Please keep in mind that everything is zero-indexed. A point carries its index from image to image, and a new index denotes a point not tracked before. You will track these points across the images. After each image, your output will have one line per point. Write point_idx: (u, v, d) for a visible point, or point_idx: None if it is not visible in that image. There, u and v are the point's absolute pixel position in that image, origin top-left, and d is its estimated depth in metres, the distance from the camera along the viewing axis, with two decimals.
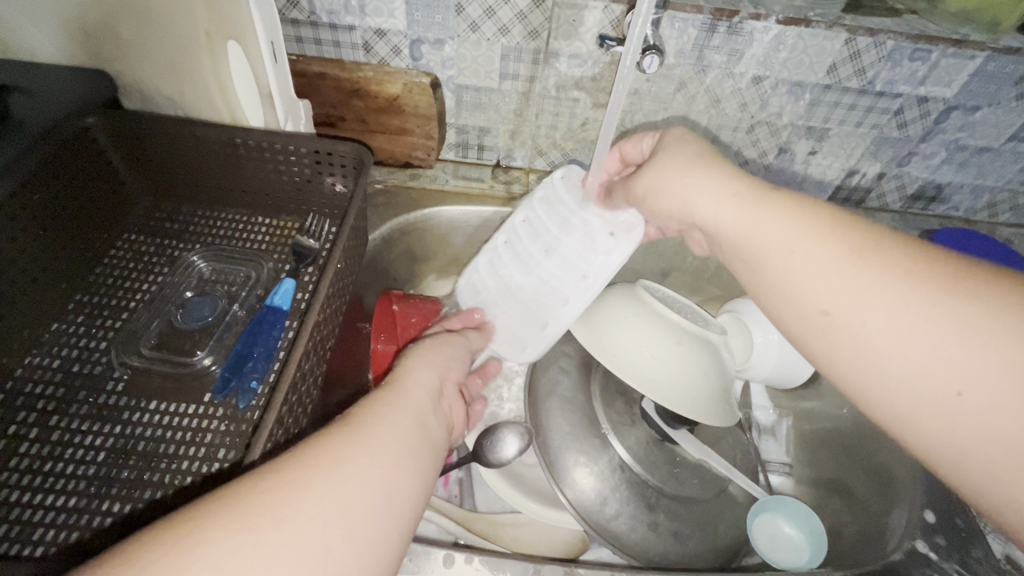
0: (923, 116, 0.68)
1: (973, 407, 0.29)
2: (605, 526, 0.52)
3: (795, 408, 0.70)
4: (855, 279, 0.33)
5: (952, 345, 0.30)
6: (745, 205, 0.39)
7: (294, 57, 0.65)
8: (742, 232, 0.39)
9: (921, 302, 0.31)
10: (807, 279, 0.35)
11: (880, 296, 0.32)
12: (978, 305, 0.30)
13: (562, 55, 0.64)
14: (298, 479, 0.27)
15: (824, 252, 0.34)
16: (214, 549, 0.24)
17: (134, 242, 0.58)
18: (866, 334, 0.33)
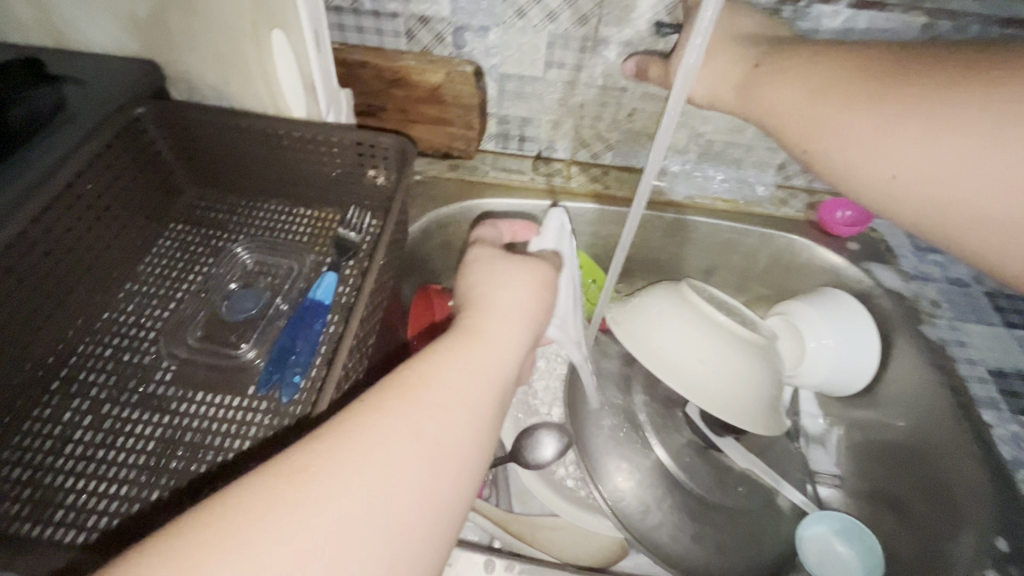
0: None
1: (916, 186, 0.43)
2: (646, 535, 0.51)
3: (847, 417, 0.66)
4: (884, 109, 0.44)
5: (956, 148, 0.41)
6: (783, 79, 0.50)
7: (337, 45, 0.64)
8: (773, 109, 0.51)
9: (919, 131, 0.42)
10: (852, 134, 0.46)
11: (880, 131, 0.44)
12: (972, 116, 0.40)
13: (611, 42, 0.61)
14: (383, 426, 0.32)
15: (874, 125, 0.44)
16: (320, 486, 0.29)
17: (181, 232, 0.59)
18: (869, 152, 0.45)
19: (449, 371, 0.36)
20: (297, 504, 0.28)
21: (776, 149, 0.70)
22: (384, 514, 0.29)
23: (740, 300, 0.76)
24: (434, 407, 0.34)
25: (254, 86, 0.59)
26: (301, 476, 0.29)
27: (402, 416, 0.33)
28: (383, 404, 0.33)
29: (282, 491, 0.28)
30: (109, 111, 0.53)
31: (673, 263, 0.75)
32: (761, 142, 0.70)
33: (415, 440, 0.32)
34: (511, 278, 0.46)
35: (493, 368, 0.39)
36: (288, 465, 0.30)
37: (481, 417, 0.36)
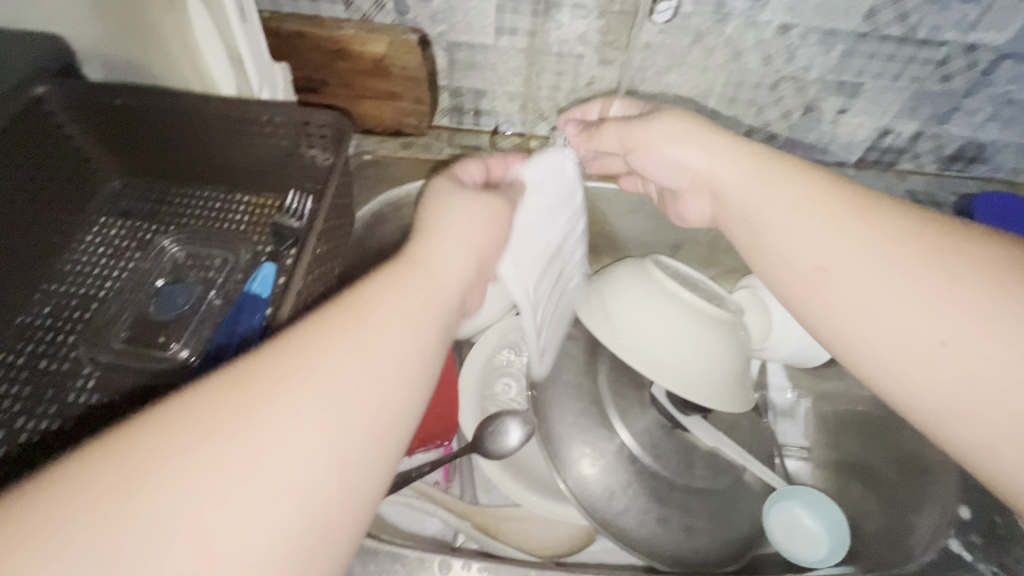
0: (970, 67, 0.60)
1: (880, 319, 0.36)
2: (612, 521, 0.49)
3: (816, 388, 0.66)
4: (840, 220, 0.39)
5: (917, 306, 0.34)
6: (756, 161, 0.44)
7: (268, 13, 0.59)
8: (736, 186, 0.45)
9: (901, 260, 0.36)
10: (802, 244, 0.40)
11: (859, 246, 0.38)
12: (952, 268, 0.34)
13: (565, 5, 0.57)
14: (286, 361, 0.26)
15: (834, 234, 0.39)
16: (196, 432, 0.23)
17: (105, 226, 0.54)
18: (818, 257, 0.39)
19: (374, 313, 0.30)
20: (169, 444, 0.23)
21: (741, 116, 0.67)
22: (289, 503, 0.24)
23: (709, 274, 0.74)
24: (357, 342, 0.28)
25: (177, 63, 0.54)
26: (175, 454, 0.22)
27: (313, 372, 0.26)
28: (287, 356, 0.27)
29: (145, 443, 0.23)
30: (6, 95, 0.48)
31: (640, 239, 0.72)
32: (725, 110, 0.67)
33: (330, 397, 0.26)
34: (461, 212, 0.42)
35: (433, 312, 0.33)
36: (155, 436, 0.23)
37: (417, 372, 0.30)
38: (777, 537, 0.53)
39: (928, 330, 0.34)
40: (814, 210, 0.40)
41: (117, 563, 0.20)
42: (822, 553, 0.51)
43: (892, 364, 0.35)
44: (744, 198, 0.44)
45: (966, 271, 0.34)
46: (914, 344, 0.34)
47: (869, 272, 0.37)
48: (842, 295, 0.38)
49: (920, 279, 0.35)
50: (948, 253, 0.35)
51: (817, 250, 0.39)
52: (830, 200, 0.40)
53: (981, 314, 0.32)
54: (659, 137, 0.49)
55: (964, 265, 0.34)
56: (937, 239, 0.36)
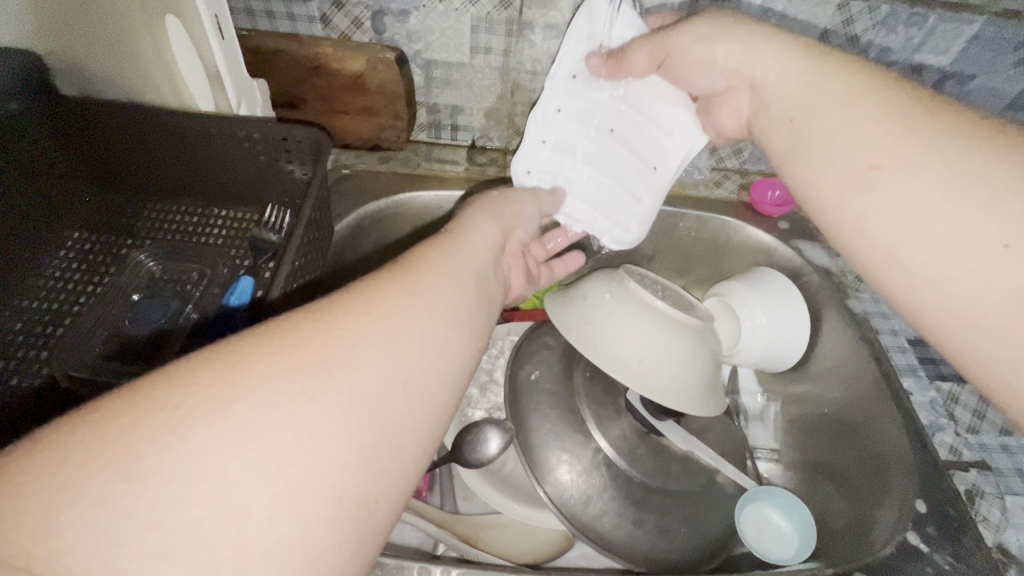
0: (917, 86, 0.64)
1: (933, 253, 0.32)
2: (589, 525, 0.50)
3: (785, 392, 0.68)
4: (908, 131, 0.34)
5: (974, 215, 0.31)
6: (812, 77, 0.40)
7: (246, 32, 0.60)
8: (794, 95, 0.41)
9: (947, 174, 0.32)
10: (843, 155, 0.37)
11: (919, 167, 0.33)
12: (988, 185, 0.31)
13: (537, 25, 0.60)
14: (361, 308, 0.27)
15: (899, 151, 0.34)
16: (261, 357, 0.23)
17: (79, 242, 0.54)
18: (904, 189, 0.34)
19: (377, 303, 0.28)
20: (236, 363, 0.23)
21: None
22: (263, 468, 0.21)
23: (681, 283, 0.77)
24: (427, 299, 0.30)
25: (153, 79, 0.54)
26: (137, 419, 0.20)
27: (300, 352, 0.24)
28: (278, 339, 0.24)
29: (212, 372, 0.22)
30: None
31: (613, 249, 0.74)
32: None
33: (316, 379, 0.24)
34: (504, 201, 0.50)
35: (442, 310, 0.30)
36: (116, 404, 0.21)
37: (417, 359, 0.27)
38: (745, 542, 0.54)
39: (974, 239, 0.31)
40: (882, 124, 0.35)
41: (171, 451, 0.20)
42: (794, 551, 0.53)
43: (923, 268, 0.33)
44: (796, 100, 0.41)
45: None
46: (961, 250, 0.31)
47: (920, 177, 0.33)
48: (891, 197, 0.34)
49: (973, 190, 0.31)
50: (1009, 165, 0.30)
51: (892, 195, 0.34)
52: (898, 110, 0.35)
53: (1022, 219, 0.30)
54: (692, 48, 0.47)
55: None
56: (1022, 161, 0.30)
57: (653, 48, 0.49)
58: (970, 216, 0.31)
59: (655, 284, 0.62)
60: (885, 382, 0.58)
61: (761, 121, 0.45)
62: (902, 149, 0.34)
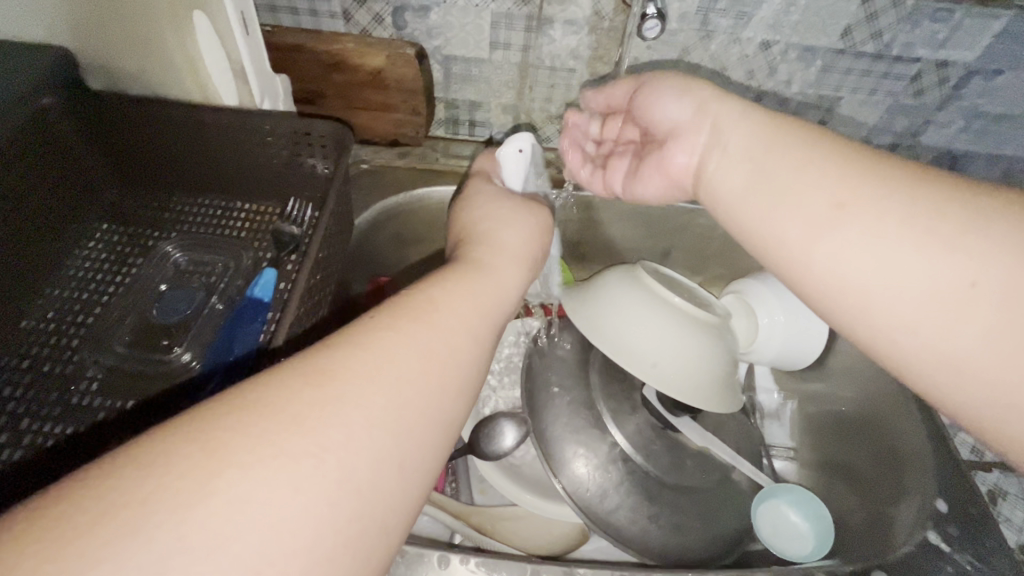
0: (941, 82, 0.63)
1: (884, 296, 0.32)
2: (604, 518, 0.51)
3: (801, 390, 0.68)
4: (864, 180, 0.34)
5: (924, 246, 0.31)
6: (762, 129, 0.39)
7: (270, 28, 0.61)
8: (750, 148, 0.39)
9: (867, 196, 0.33)
10: (787, 235, 0.36)
11: (867, 220, 0.33)
12: (931, 201, 0.32)
13: (557, 21, 0.60)
14: (374, 342, 0.29)
15: (870, 218, 0.33)
16: (278, 394, 0.25)
17: (106, 233, 0.56)
18: (827, 253, 0.34)
19: (368, 347, 0.29)
20: (256, 402, 0.25)
21: None
22: (287, 501, 0.23)
23: (697, 280, 0.77)
24: (440, 328, 0.32)
25: (178, 74, 0.55)
26: (148, 467, 0.22)
27: (294, 398, 0.25)
28: (274, 389, 0.25)
29: (233, 413, 0.24)
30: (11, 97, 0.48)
31: (628, 246, 0.74)
32: None
33: (307, 423, 0.25)
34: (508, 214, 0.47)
35: (440, 344, 0.31)
36: (134, 454, 0.22)
37: (408, 391, 0.28)
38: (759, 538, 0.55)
39: (948, 274, 0.31)
40: (839, 186, 0.34)
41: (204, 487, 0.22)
42: (809, 550, 0.53)
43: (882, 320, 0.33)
44: (744, 177, 0.39)
45: (953, 228, 0.31)
46: (894, 317, 0.32)
47: (889, 216, 0.33)
48: (849, 249, 0.33)
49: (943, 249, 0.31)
50: (932, 213, 0.32)
51: (840, 262, 0.34)
52: (850, 152, 0.36)
53: (993, 243, 0.30)
54: (658, 87, 0.47)
55: (972, 207, 0.31)
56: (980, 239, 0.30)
57: (633, 84, 0.52)
58: (942, 252, 0.31)
59: (672, 281, 0.62)
60: (904, 381, 0.57)
61: (710, 183, 0.42)
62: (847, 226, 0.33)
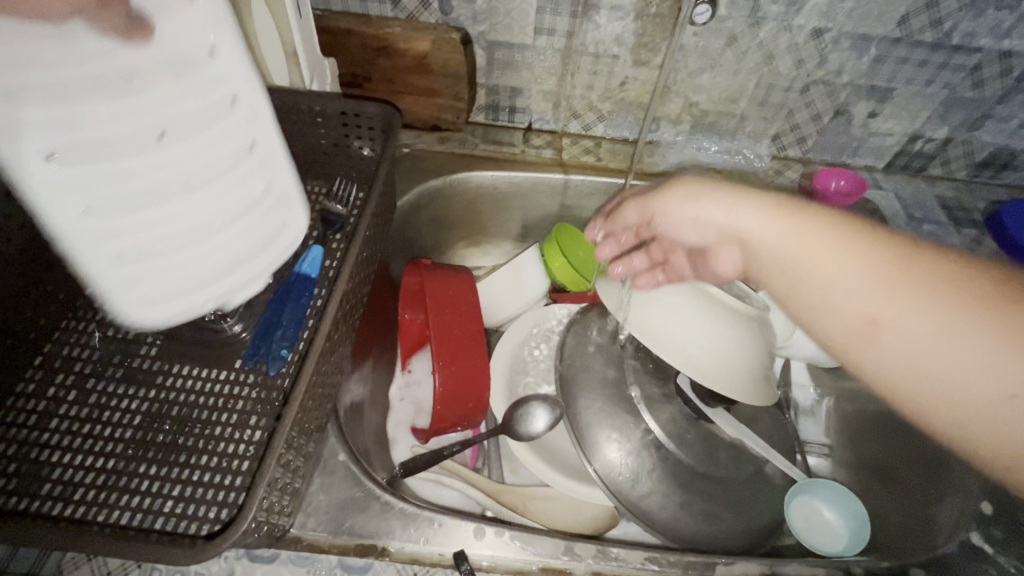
0: (1003, 73, 0.61)
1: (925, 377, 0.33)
2: (636, 503, 0.51)
3: (838, 387, 0.67)
4: (843, 241, 0.36)
5: (958, 328, 0.32)
6: (783, 214, 0.39)
7: (320, 12, 0.62)
8: (778, 240, 0.39)
9: (863, 243, 0.36)
10: (838, 284, 0.36)
11: (878, 285, 0.34)
12: (938, 279, 0.33)
13: (603, 7, 0.59)
14: None
15: (876, 267, 0.35)
16: None
17: None
18: (829, 291, 0.36)
19: None
20: None
21: (770, 119, 0.69)
22: None
23: None
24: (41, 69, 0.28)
25: None
26: None
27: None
28: None
29: None
30: None
31: None
32: (755, 112, 0.68)
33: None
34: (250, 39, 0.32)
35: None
36: None
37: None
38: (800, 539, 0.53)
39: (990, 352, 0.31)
40: (834, 232, 0.37)
41: None
42: (845, 538, 0.53)
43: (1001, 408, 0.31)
44: (780, 243, 0.38)
45: (956, 283, 0.33)
46: (995, 383, 0.31)
47: (879, 260, 0.35)
48: (916, 362, 0.33)
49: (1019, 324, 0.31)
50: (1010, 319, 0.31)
51: (838, 318, 0.36)
52: (862, 236, 0.36)
53: None
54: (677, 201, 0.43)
55: (924, 256, 0.35)
56: (983, 311, 0.32)
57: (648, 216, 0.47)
58: (929, 331, 0.33)
59: (713, 273, 0.61)
60: None
61: (752, 267, 0.41)
62: (856, 254, 0.35)
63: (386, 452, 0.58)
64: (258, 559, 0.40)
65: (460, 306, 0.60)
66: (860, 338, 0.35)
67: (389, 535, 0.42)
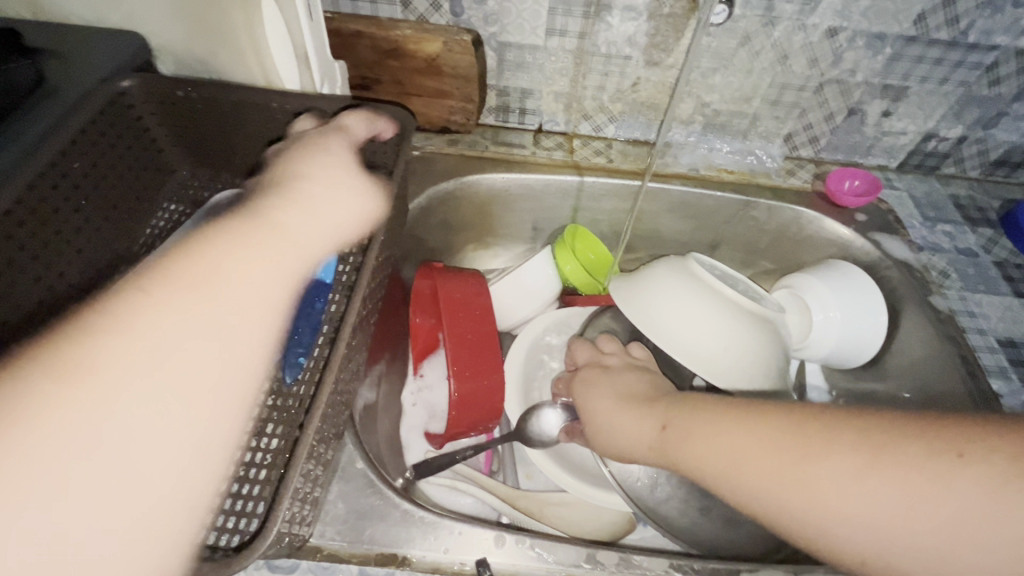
0: (1019, 71, 0.61)
1: (846, 539, 0.35)
2: (655, 509, 0.50)
3: (854, 389, 0.66)
4: (704, 435, 0.42)
5: (847, 485, 0.35)
6: (646, 416, 0.46)
7: (330, 14, 0.62)
8: (646, 437, 0.45)
9: (720, 433, 0.41)
10: (724, 481, 0.40)
11: (764, 465, 0.38)
12: (808, 445, 0.37)
13: (615, 7, 0.59)
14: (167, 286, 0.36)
15: (746, 440, 0.40)
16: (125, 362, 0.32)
17: (174, 214, 0.59)
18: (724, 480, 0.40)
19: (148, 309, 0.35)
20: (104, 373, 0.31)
21: (782, 119, 0.68)
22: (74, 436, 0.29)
23: (746, 274, 0.75)
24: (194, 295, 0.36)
25: (244, 59, 0.57)
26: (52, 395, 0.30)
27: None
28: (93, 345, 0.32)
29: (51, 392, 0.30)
30: (93, 86, 0.51)
31: (676, 237, 0.74)
32: (767, 112, 0.68)
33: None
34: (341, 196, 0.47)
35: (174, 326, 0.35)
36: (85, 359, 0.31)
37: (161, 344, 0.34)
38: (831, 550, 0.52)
39: (883, 498, 0.34)
40: (698, 421, 0.43)
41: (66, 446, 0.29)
42: None
43: (885, 547, 0.34)
44: (653, 445, 0.44)
45: (814, 436, 0.38)
46: (863, 531, 0.34)
47: (749, 451, 0.39)
48: (845, 531, 0.35)
49: (895, 465, 0.34)
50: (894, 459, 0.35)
51: (754, 502, 0.38)
52: (712, 417, 0.42)
53: (937, 484, 0.33)
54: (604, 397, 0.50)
55: (776, 422, 0.40)
56: (855, 449, 0.36)
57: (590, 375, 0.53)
58: (818, 499, 0.36)
59: (728, 275, 0.61)
60: (972, 384, 0.55)
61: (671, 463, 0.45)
62: (723, 436, 0.41)
63: (399, 457, 0.58)
64: (278, 569, 0.40)
65: (473, 310, 0.59)
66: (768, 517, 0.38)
67: (409, 543, 0.42)
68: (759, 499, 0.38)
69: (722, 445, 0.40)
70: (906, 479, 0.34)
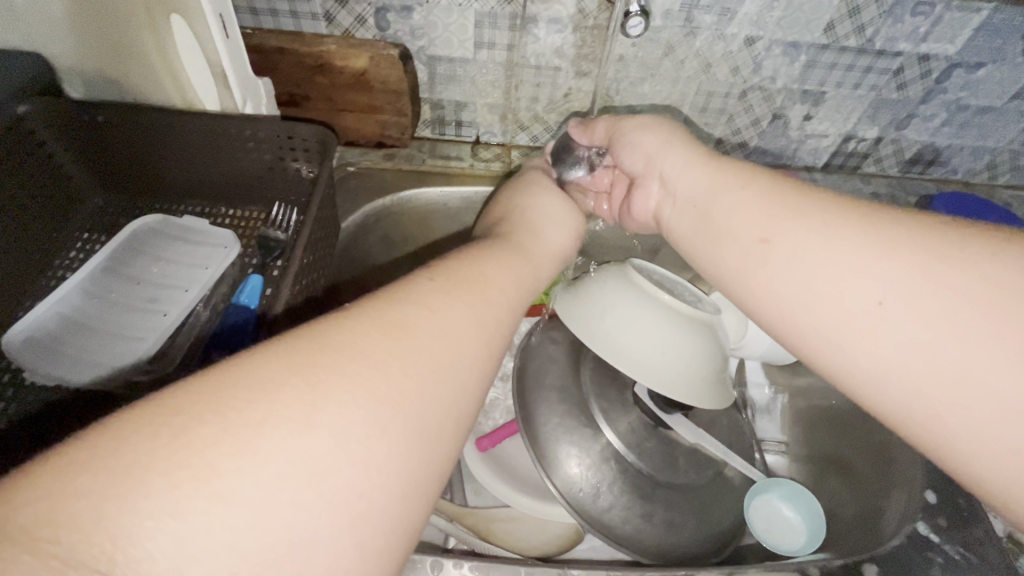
0: (924, 75, 0.64)
1: (821, 333, 0.34)
2: (598, 519, 0.50)
3: (791, 384, 0.68)
4: (791, 206, 0.37)
5: (881, 274, 0.32)
6: (704, 166, 0.43)
7: (250, 30, 0.60)
8: (695, 189, 0.43)
9: (766, 208, 0.38)
10: (739, 223, 0.39)
11: (811, 232, 0.35)
12: (875, 235, 0.33)
13: (541, 19, 0.59)
14: (380, 317, 0.27)
15: (800, 229, 0.36)
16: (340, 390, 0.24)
17: (89, 244, 0.56)
18: (797, 259, 0.35)
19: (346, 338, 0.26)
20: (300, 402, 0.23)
21: (712, 124, 0.70)
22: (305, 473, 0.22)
23: (687, 277, 0.77)
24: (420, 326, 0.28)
25: (159, 80, 0.54)
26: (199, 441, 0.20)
27: (296, 376, 0.23)
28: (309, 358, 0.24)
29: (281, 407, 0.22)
30: None
31: (618, 243, 0.75)
32: (697, 118, 0.70)
33: (304, 418, 0.22)
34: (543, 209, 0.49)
35: (441, 344, 0.28)
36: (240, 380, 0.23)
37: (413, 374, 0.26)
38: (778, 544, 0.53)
39: (867, 297, 0.32)
40: (755, 190, 0.39)
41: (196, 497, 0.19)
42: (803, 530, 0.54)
43: (858, 342, 0.32)
44: (690, 187, 0.44)
45: (873, 222, 0.34)
46: (873, 297, 0.32)
47: (806, 240, 0.35)
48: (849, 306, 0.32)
49: (949, 302, 0.29)
50: (949, 263, 0.30)
51: (781, 279, 0.36)
52: (784, 187, 0.38)
53: (962, 293, 0.29)
54: (630, 129, 0.49)
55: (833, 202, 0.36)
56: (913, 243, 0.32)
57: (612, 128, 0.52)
58: (879, 247, 0.32)
59: (661, 279, 0.61)
60: None
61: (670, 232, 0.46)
62: (747, 197, 0.39)
63: None
64: None
65: None
66: (795, 291, 0.35)
67: None
68: (811, 281, 0.34)
69: (752, 204, 0.39)
70: (939, 298, 0.30)
